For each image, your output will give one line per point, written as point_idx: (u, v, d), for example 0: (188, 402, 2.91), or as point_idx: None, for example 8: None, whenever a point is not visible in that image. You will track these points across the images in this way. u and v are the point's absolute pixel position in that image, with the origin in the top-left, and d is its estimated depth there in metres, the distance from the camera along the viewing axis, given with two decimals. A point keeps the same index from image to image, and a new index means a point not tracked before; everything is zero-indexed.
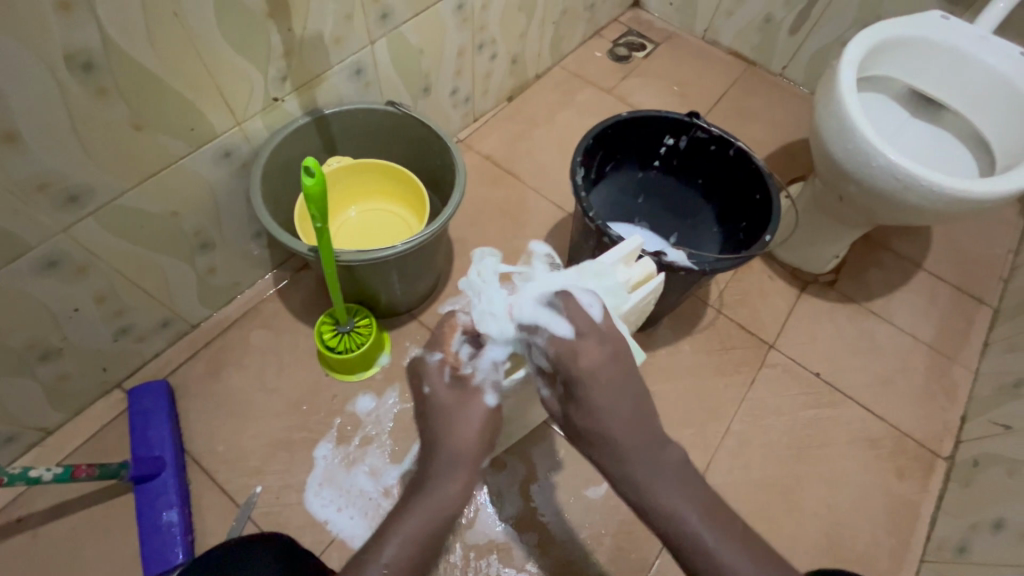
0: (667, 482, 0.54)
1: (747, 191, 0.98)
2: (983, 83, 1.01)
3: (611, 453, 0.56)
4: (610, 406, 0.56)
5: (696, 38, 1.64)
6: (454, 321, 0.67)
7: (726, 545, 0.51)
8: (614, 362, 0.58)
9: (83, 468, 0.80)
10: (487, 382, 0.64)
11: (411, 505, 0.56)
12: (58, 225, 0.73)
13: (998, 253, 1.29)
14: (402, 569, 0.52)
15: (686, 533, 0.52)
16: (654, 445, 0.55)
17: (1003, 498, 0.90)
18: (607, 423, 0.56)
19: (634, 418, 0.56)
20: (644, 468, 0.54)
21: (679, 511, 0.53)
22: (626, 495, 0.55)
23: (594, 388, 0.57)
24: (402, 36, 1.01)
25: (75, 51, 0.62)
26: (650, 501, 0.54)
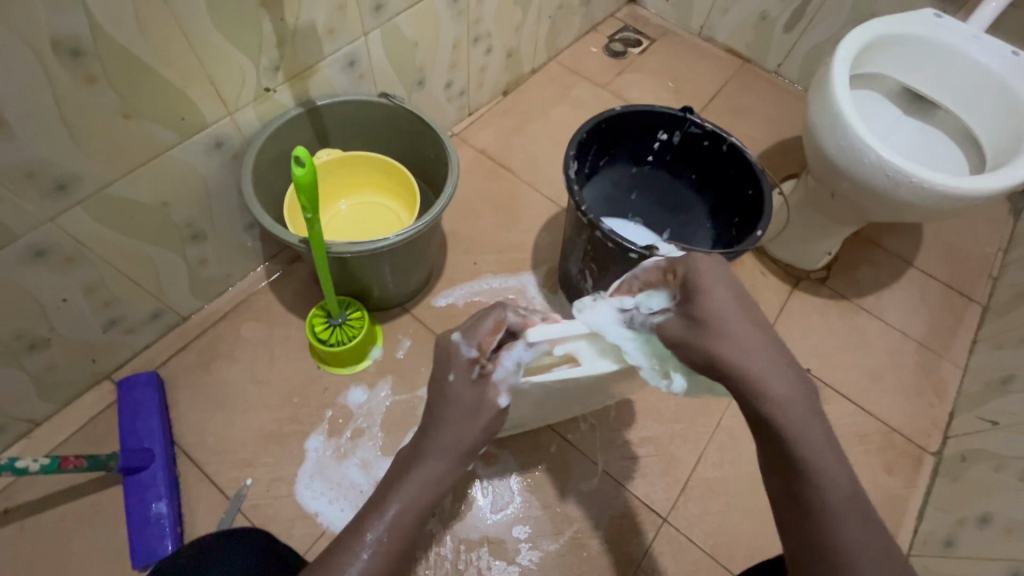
0: (818, 429, 0.49)
1: (740, 187, 0.98)
2: (975, 81, 1.02)
3: (753, 382, 0.51)
4: (744, 333, 0.53)
5: (691, 35, 1.63)
6: (497, 317, 0.67)
7: (851, 502, 0.48)
8: (744, 296, 0.55)
9: (70, 459, 0.79)
10: (504, 382, 0.64)
11: (406, 475, 0.55)
12: (46, 214, 0.73)
13: (987, 252, 1.30)
14: (396, 538, 0.52)
15: (818, 477, 0.48)
16: (805, 392, 0.51)
17: (989, 493, 0.91)
18: (752, 354, 0.51)
19: (778, 358, 0.52)
20: (795, 405, 0.50)
21: (817, 454, 0.48)
22: (765, 424, 0.50)
23: (731, 307, 0.54)
24: (396, 28, 1.01)
25: (63, 37, 0.62)
26: (790, 436, 0.49)
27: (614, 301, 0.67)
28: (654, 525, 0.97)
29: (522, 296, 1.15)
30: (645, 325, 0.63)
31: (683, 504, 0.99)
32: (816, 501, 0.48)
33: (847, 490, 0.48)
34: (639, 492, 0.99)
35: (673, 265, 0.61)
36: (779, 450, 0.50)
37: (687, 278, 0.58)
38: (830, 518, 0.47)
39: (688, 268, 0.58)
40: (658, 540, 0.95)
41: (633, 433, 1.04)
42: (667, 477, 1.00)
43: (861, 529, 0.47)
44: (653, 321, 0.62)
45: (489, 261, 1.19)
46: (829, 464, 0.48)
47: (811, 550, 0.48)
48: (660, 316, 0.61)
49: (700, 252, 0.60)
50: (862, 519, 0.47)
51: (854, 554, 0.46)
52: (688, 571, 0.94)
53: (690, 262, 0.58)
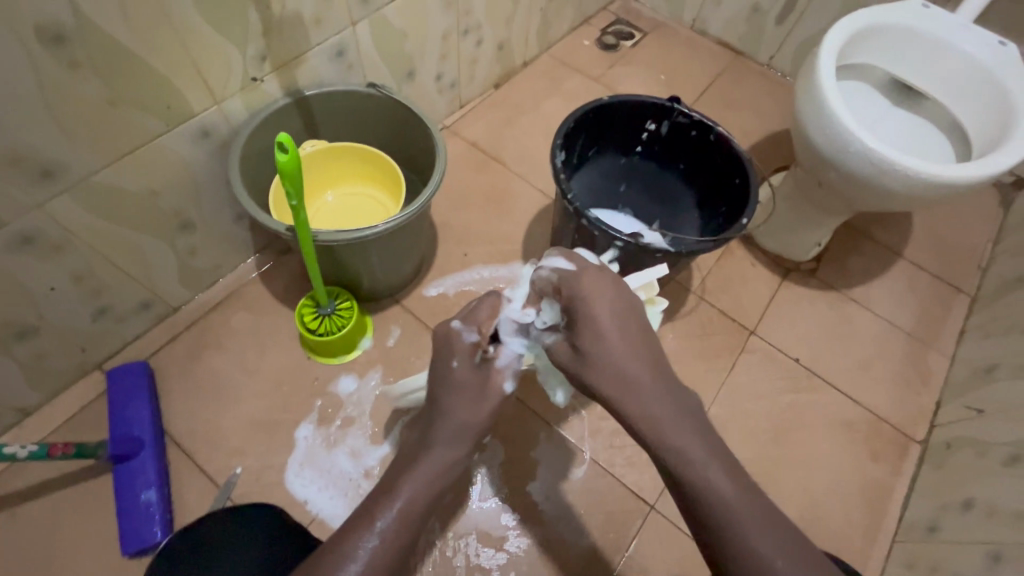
0: (701, 447, 0.53)
1: (727, 176, 0.98)
2: (962, 71, 1.02)
3: (634, 409, 0.55)
4: (620, 358, 0.56)
5: (684, 28, 1.64)
6: (498, 301, 0.69)
7: (746, 509, 0.50)
8: (619, 316, 0.58)
9: (59, 446, 0.80)
10: (508, 368, 0.65)
11: (412, 467, 0.56)
12: (32, 201, 0.73)
13: (976, 242, 1.30)
14: (405, 528, 0.53)
15: (710, 492, 0.51)
16: (686, 411, 0.55)
17: (974, 478, 0.92)
18: (628, 381, 0.56)
19: (651, 379, 0.56)
20: (672, 427, 0.54)
21: (703, 468, 0.52)
22: (652, 446, 0.55)
23: (606, 328, 0.57)
24: (384, 18, 1.01)
25: (46, 23, 0.62)
26: (677, 461, 0.53)
27: (517, 314, 0.68)
28: (641, 512, 0.97)
29: (512, 285, 1.16)
30: (540, 342, 0.66)
31: (670, 491, 0.99)
32: (710, 513, 0.51)
33: (738, 498, 0.51)
34: (627, 480, 1.00)
35: (561, 283, 0.62)
36: (672, 475, 0.53)
37: (570, 302, 0.60)
38: (729, 533, 0.50)
39: (566, 293, 0.61)
40: (644, 527, 0.96)
41: None
42: (655, 465, 1.01)
43: (760, 535, 0.49)
44: (545, 342, 0.64)
45: (480, 252, 1.19)
46: (720, 478, 0.51)
47: (718, 563, 0.50)
48: (552, 337, 0.64)
49: (587, 269, 0.62)
50: (758, 523, 0.50)
51: (755, 564, 0.48)
52: (675, 558, 0.94)
53: (569, 286, 0.61)
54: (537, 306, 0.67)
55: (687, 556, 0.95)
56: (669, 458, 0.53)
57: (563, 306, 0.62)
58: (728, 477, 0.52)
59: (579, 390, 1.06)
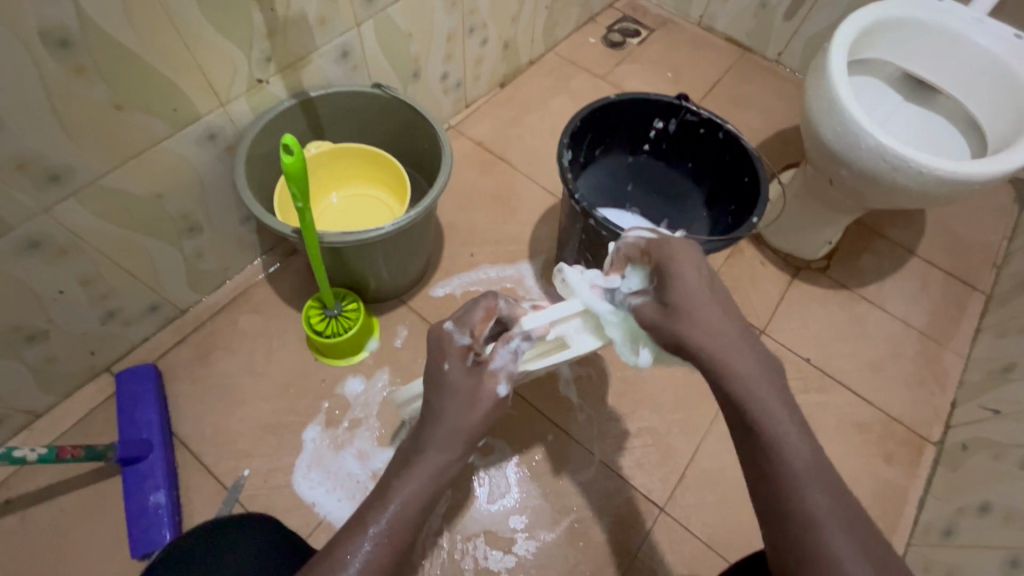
0: (779, 403, 0.52)
1: (736, 174, 0.97)
2: (977, 66, 1.00)
3: (717, 357, 0.54)
4: (706, 309, 0.56)
5: (691, 24, 1.62)
6: (490, 304, 0.66)
7: (814, 473, 0.49)
8: (711, 277, 0.59)
9: (67, 449, 0.80)
10: (503, 370, 0.61)
11: (408, 468, 0.55)
12: (39, 206, 0.73)
13: (990, 239, 1.28)
14: (400, 530, 0.52)
15: (782, 447, 0.50)
16: (768, 369, 0.54)
17: (990, 481, 0.90)
18: (716, 331, 0.55)
19: (738, 332, 0.55)
20: (756, 378, 0.53)
21: (777, 420, 0.51)
22: (727, 395, 0.53)
23: (692, 284, 0.58)
24: (389, 18, 1.00)
25: (50, 27, 0.62)
26: (756, 413, 0.52)
27: (602, 281, 0.69)
28: (651, 515, 0.96)
29: (519, 285, 1.15)
30: (625, 305, 0.65)
31: (680, 494, 0.98)
32: (778, 466, 0.49)
33: (810, 459, 0.50)
34: (636, 482, 0.99)
35: (652, 244, 0.63)
36: (747, 426, 0.52)
37: (660, 261, 0.61)
38: (795, 491, 0.48)
39: (662, 251, 0.61)
40: (654, 530, 0.95)
41: (630, 424, 1.03)
42: (664, 467, 1.00)
43: (824, 496, 0.48)
44: (632, 302, 0.64)
45: (486, 252, 1.19)
46: (793, 436, 0.50)
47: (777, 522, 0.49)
48: (640, 298, 0.63)
49: (677, 236, 0.63)
50: (825, 485, 0.49)
51: (818, 524, 0.47)
52: (685, 561, 0.93)
53: (664, 244, 0.62)
54: (622, 272, 0.68)
55: (698, 559, 0.93)
56: (744, 407, 0.52)
57: (653, 265, 0.63)
58: (801, 438, 0.51)
59: (587, 390, 1.06)
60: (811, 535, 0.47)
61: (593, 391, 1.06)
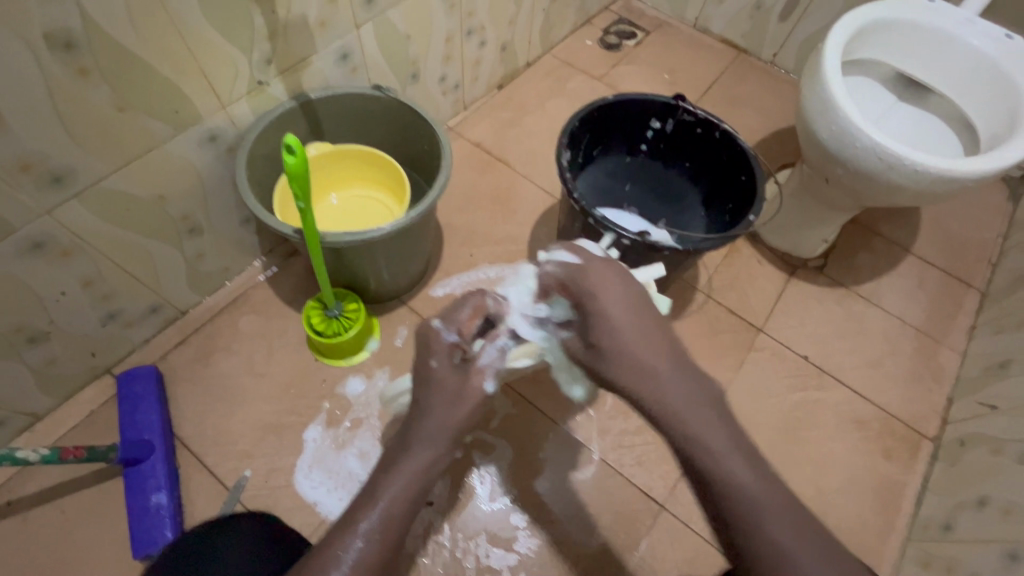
0: (722, 437, 0.51)
1: (733, 173, 0.98)
2: (970, 65, 1.01)
3: (653, 398, 0.54)
4: (631, 347, 0.56)
5: (687, 26, 1.63)
6: (479, 303, 0.68)
7: (767, 502, 0.49)
8: (633, 307, 0.57)
9: (70, 450, 0.80)
10: (489, 368, 0.64)
11: (395, 467, 0.55)
12: (41, 207, 0.73)
13: (985, 237, 1.29)
14: (391, 528, 0.52)
15: (728, 482, 0.49)
16: (711, 399, 0.53)
17: (988, 476, 0.91)
18: (642, 368, 0.55)
19: (670, 364, 0.55)
20: (694, 418, 0.52)
21: (721, 454, 0.50)
22: (669, 434, 0.53)
23: (616, 323, 0.57)
24: (388, 21, 1.01)
25: (55, 30, 0.63)
26: (697, 452, 0.51)
27: (529, 308, 0.72)
28: (652, 512, 0.97)
29: None
30: (553, 334, 0.69)
31: (680, 491, 0.99)
32: (728, 502, 0.49)
33: (763, 491, 0.49)
34: (637, 480, 0.99)
35: (567, 281, 0.62)
36: (692, 466, 0.51)
37: (582, 299, 0.61)
38: (751, 531, 0.48)
39: (577, 289, 0.61)
40: (655, 527, 0.96)
41: (630, 422, 1.04)
42: (665, 464, 1.01)
43: (778, 528, 0.47)
44: (559, 336, 0.67)
45: (486, 252, 1.19)
46: (738, 468, 0.50)
47: (738, 555, 0.49)
48: (565, 332, 0.66)
49: (594, 264, 0.62)
50: (775, 511, 0.48)
51: (775, 556, 0.47)
52: (686, 558, 0.94)
53: (580, 283, 0.61)
54: (547, 301, 0.71)
55: (699, 556, 0.94)
56: (685, 446, 0.52)
57: (573, 303, 0.63)
58: (748, 469, 0.50)
59: None
60: (769, 567, 0.47)
61: (593, 389, 1.06)
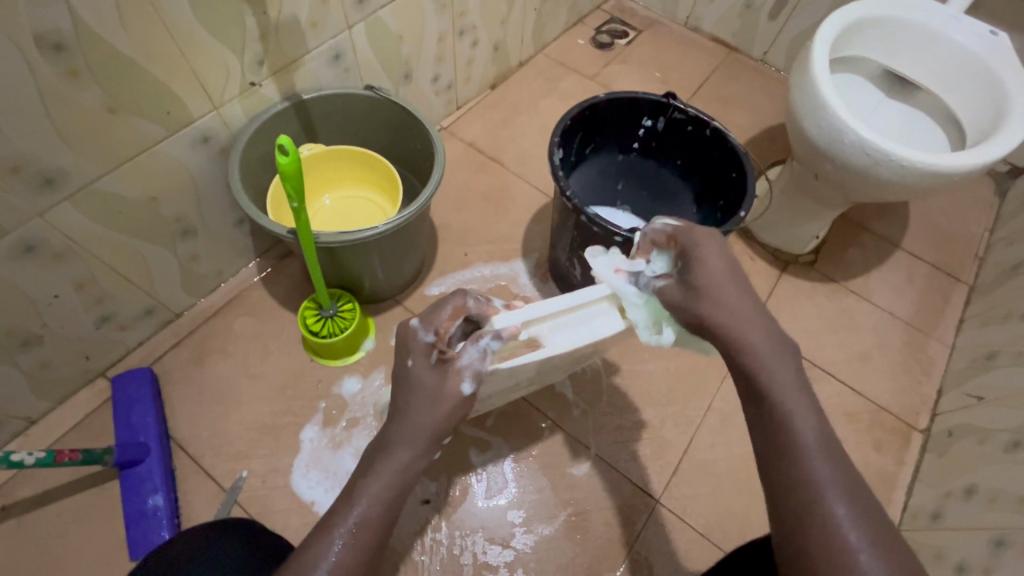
0: (792, 379, 0.51)
1: (724, 170, 0.99)
2: (955, 61, 1.03)
3: (728, 328, 0.55)
4: (724, 284, 0.56)
5: (678, 25, 1.64)
6: (459, 304, 0.63)
7: (822, 448, 0.48)
8: (730, 258, 0.59)
9: (66, 453, 0.80)
10: (469, 368, 0.61)
11: (374, 468, 0.55)
12: (33, 209, 0.73)
13: (973, 231, 1.31)
14: (368, 529, 0.51)
15: (788, 417, 0.49)
16: (787, 349, 0.54)
17: (976, 465, 0.92)
18: (727, 303, 0.56)
19: (755, 309, 0.55)
20: (771, 353, 0.53)
21: (786, 393, 0.50)
22: (739, 363, 0.54)
23: (716, 264, 0.58)
24: (379, 21, 1.01)
25: (45, 31, 0.63)
26: (763, 380, 0.52)
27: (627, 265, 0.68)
28: (647, 507, 0.98)
29: (513, 283, 1.17)
30: (649, 288, 0.65)
31: (675, 485, 1.00)
32: (782, 436, 0.49)
33: (819, 433, 0.49)
34: (632, 475, 1.00)
35: (677, 233, 0.63)
36: (759, 400, 0.52)
37: (682, 244, 0.62)
38: (795, 459, 0.47)
39: (683, 236, 0.62)
40: (650, 521, 0.96)
41: (625, 418, 1.05)
42: (660, 458, 1.02)
43: (829, 470, 0.46)
44: (655, 285, 0.64)
45: (480, 251, 1.20)
46: (800, 410, 0.50)
47: (776, 487, 0.48)
48: (663, 280, 0.63)
49: (699, 226, 0.63)
50: (829, 458, 0.47)
51: (816, 492, 0.46)
52: (681, 551, 0.95)
53: (684, 232, 0.63)
54: (646, 257, 0.67)
55: (694, 550, 0.95)
56: (754, 377, 0.52)
57: (675, 251, 0.63)
58: (812, 416, 0.49)
59: (582, 386, 1.07)
60: (806, 502, 0.46)
61: (588, 386, 1.07)
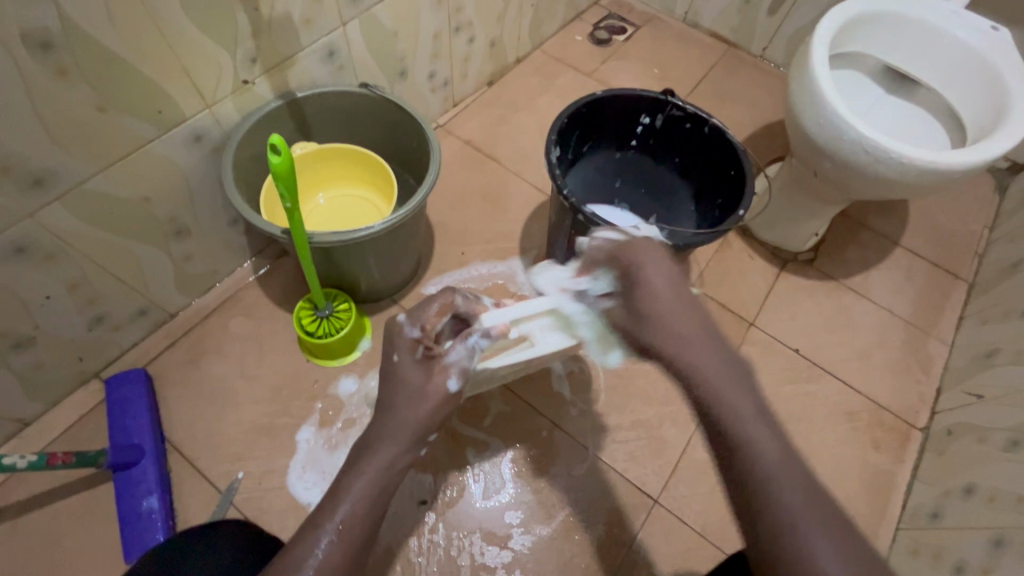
0: (750, 406, 0.51)
1: (723, 168, 0.98)
2: (956, 58, 1.02)
3: (679, 356, 0.54)
4: (672, 313, 0.57)
5: (676, 21, 1.63)
6: (447, 301, 0.67)
7: (788, 474, 0.48)
8: (674, 280, 0.59)
9: (59, 455, 0.79)
10: (456, 364, 0.62)
11: (358, 466, 0.54)
12: (23, 210, 0.72)
13: (973, 229, 1.30)
14: (354, 527, 0.51)
15: (751, 449, 0.49)
16: (738, 367, 0.53)
17: (975, 464, 0.92)
18: (676, 329, 0.56)
19: (704, 332, 0.55)
20: (725, 381, 0.52)
21: (745, 421, 0.50)
22: (692, 393, 0.53)
23: (657, 290, 0.58)
24: (374, 17, 1.00)
25: (32, 30, 0.62)
26: (720, 410, 0.51)
27: (571, 283, 0.71)
28: (645, 507, 0.97)
29: (511, 281, 1.16)
30: (595, 308, 0.68)
31: (673, 485, 0.99)
32: (749, 468, 0.48)
33: (782, 460, 0.48)
34: (630, 475, 0.99)
35: (617, 252, 0.65)
36: (717, 431, 0.51)
37: (629, 268, 0.62)
38: (757, 489, 0.47)
39: (627, 260, 0.63)
40: (649, 521, 0.96)
41: (623, 418, 1.04)
42: (658, 458, 1.01)
43: (799, 498, 0.46)
44: (600, 306, 0.66)
45: (477, 250, 1.19)
46: (762, 436, 0.49)
47: (751, 523, 0.47)
48: (607, 302, 0.66)
49: (639, 240, 0.65)
50: (797, 486, 0.47)
51: (789, 523, 0.46)
52: (680, 551, 0.94)
53: (628, 254, 0.63)
54: (589, 275, 0.69)
55: (693, 550, 0.94)
56: (710, 406, 0.51)
57: (619, 273, 0.64)
58: (774, 441, 0.49)
59: (580, 386, 1.06)
60: (781, 535, 0.45)
61: (587, 386, 1.06)
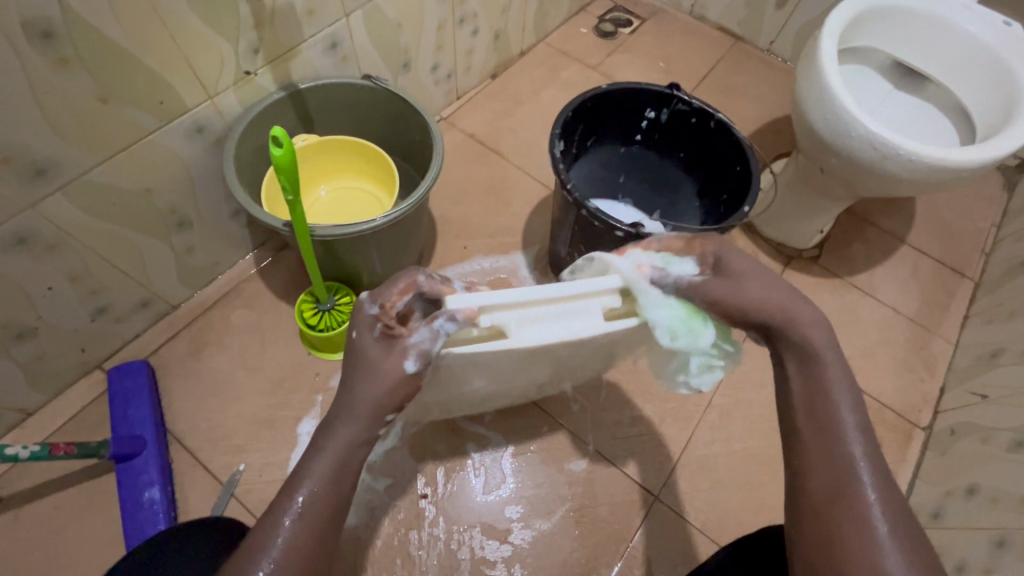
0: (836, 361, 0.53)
1: (728, 164, 0.97)
2: (967, 53, 1.00)
3: (777, 309, 0.55)
4: (769, 276, 0.56)
5: (682, 14, 1.61)
6: (411, 278, 0.57)
7: (856, 425, 0.50)
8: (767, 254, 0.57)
9: (61, 446, 0.79)
10: (417, 346, 0.54)
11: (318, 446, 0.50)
12: (25, 201, 0.72)
13: (979, 226, 1.29)
14: (317, 506, 0.48)
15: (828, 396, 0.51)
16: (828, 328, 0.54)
17: (978, 464, 0.91)
18: (774, 287, 0.55)
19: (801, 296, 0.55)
20: (820, 337, 0.53)
21: (828, 372, 0.52)
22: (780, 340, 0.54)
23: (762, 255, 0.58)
24: (377, 8, 0.99)
25: (33, 19, 0.61)
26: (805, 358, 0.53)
27: (648, 262, 0.59)
28: (646, 503, 0.97)
29: (513, 275, 1.15)
30: (676, 289, 0.58)
31: (674, 481, 0.99)
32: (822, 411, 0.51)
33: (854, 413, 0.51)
34: (631, 471, 0.99)
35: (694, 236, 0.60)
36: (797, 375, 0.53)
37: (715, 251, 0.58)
38: (839, 464, 0.49)
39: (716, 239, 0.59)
40: (649, 517, 0.96)
41: (624, 414, 1.04)
42: (660, 454, 1.01)
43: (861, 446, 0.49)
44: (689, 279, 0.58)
45: (480, 244, 1.18)
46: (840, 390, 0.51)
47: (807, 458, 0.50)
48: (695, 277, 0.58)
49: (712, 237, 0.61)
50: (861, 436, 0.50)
51: (846, 463, 0.48)
52: (680, 547, 0.94)
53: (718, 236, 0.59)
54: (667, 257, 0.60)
55: (693, 546, 0.94)
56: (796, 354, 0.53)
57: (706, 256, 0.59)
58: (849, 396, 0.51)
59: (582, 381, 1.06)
60: (834, 472, 0.48)
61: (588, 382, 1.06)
